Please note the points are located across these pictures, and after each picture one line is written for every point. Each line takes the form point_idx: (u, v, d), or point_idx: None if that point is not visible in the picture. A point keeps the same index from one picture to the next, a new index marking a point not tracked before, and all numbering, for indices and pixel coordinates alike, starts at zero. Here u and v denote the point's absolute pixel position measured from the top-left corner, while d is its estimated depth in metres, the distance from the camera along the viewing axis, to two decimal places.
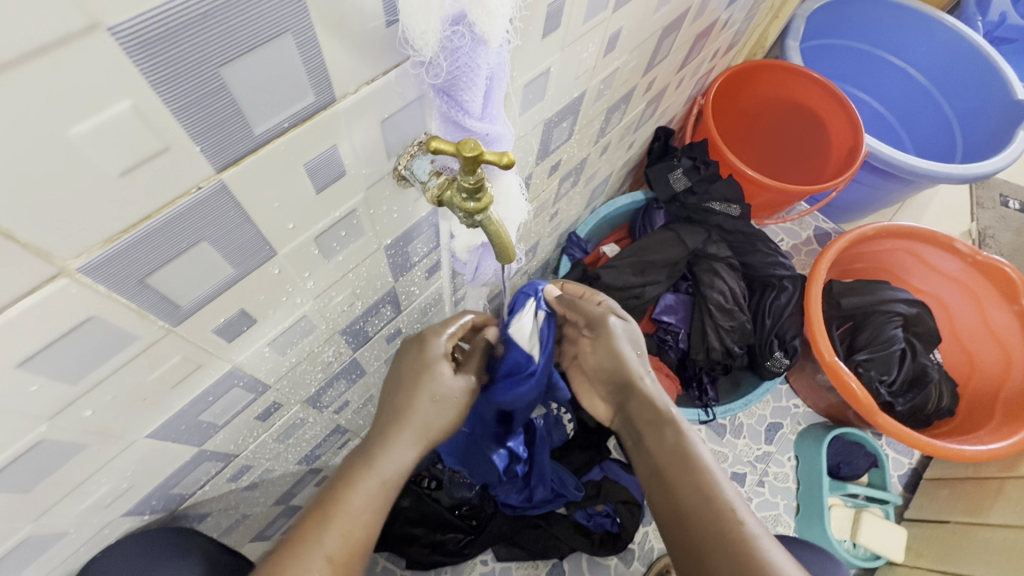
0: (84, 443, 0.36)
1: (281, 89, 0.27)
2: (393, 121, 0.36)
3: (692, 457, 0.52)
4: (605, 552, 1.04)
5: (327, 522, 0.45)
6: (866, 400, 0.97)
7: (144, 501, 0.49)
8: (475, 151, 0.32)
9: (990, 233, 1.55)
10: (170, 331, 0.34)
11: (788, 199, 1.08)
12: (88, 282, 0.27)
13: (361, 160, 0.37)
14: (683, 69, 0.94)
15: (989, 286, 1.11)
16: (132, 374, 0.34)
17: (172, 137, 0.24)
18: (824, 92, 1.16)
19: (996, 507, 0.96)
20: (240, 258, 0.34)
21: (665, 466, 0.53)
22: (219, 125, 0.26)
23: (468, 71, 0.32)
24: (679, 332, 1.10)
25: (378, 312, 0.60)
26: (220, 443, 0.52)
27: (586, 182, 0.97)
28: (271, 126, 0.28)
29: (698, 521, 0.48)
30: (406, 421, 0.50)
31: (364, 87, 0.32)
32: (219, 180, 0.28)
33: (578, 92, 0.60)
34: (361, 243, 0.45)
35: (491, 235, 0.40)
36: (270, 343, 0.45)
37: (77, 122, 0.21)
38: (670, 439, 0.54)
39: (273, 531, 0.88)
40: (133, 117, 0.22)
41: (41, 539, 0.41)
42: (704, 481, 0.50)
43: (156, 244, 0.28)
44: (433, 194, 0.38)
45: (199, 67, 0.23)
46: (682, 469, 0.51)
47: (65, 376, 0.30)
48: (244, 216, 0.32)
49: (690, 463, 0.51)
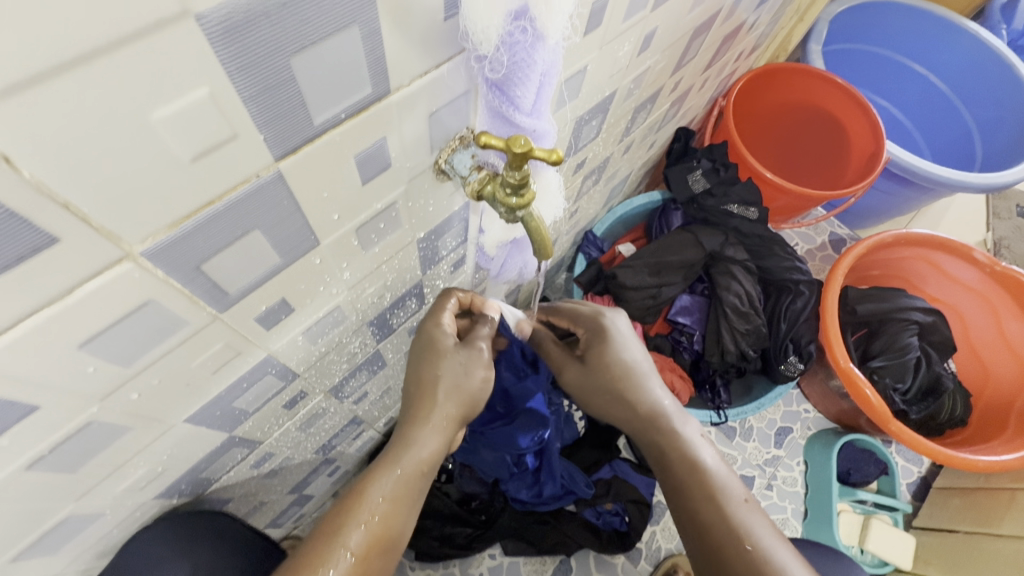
0: (128, 426, 0.37)
1: (344, 81, 0.27)
2: (440, 115, 0.37)
3: (703, 478, 0.52)
4: (614, 550, 1.04)
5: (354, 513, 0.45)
6: (881, 407, 0.96)
7: (174, 485, 0.50)
8: (525, 147, 0.33)
9: (1006, 243, 1.54)
10: (217, 318, 0.34)
11: (806, 204, 1.08)
12: (149, 266, 0.27)
13: (408, 153, 0.37)
14: (708, 70, 0.93)
15: (1007, 297, 1.11)
16: (179, 358, 0.35)
17: (240, 126, 0.25)
18: (845, 95, 1.15)
19: (1007, 520, 0.95)
20: (286, 247, 0.35)
21: (682, 494, 0.53)
22: (284, 115, 0.26)
23: (524, 67, 0.32)
24: (694, 334, 1.10)
25: (404, 304, 0.60)
26: (248, 430, 0.52)
27: (607, 181, 0.97)
28: (330, 117, 0.29)
29: (726, 553, 0.49)
30: (427, 413, 0.49)
31: (418, 79, 0.32)
32: (277, 169, 0.28)
33: (609, 91, 0.60)
34: (396, 236, 0.46)
35: (531, 231, 0.40)
36: (304, 332, 0.46)
37: (159, 108, 0.21)
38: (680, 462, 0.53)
39: (285, 519, 0.89)
40: (209, 104, 0.23)
41: (79, 520, 0.42)
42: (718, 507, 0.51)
43: (215, 230, 0.28)
44: (473, 188, 0.39)
45: (271, 57, 0.23)
46: (699, 497, 0.52)
47: (118, 359, 0.31)
48: (296, 205, 0.32)
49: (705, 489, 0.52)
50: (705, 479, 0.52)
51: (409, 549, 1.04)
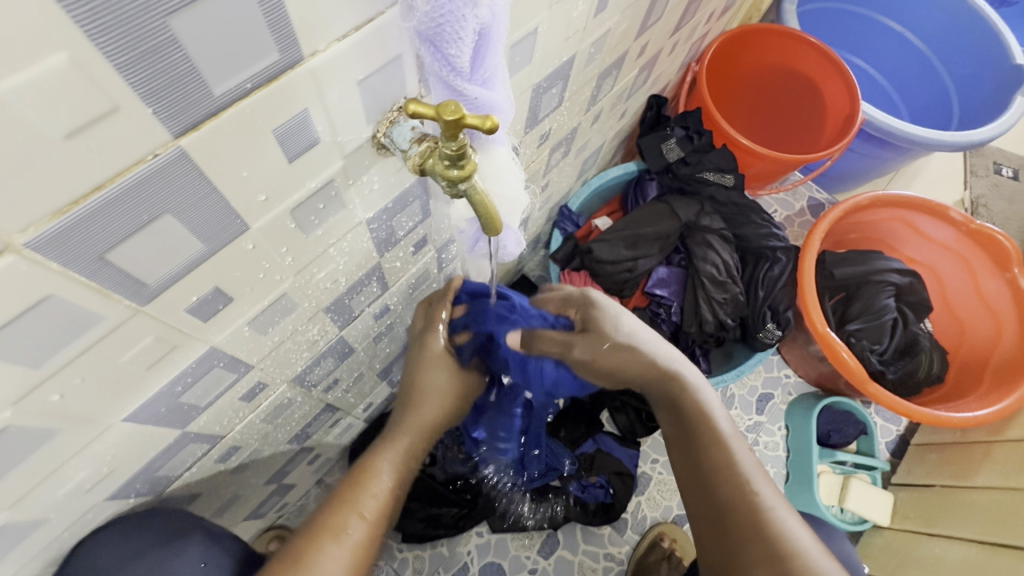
0: (55, 429, 0.35)
1: (240, 44, 0.25)
2: (370, 83, 0.34)
3: (715, 430, 0.58)
4: (598, 522, 1.06)
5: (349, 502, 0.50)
6: (858, 370, 0.97)
7: (128, 485, 0.48)
8: (455, 114, 0.30)
9: (983, 202, 1.55)
10: (139, 311, 0.32)
11: (782, 169, 1.06)
12: (39, 258, 0.25)
13: (338, 128, 0.35)
14: (678, 33, 0.90)
15: (982, 254, 1.11)
16: (101, 356, 0.33)
17: (120, 98, 0.22)
18: (821, 55, 1.12)
19: (983, 471, 0.97)
20: (209, 232, 0.32)
21: (721, 500, 0.54)
22: (174, 85, 0.24)
23: (454, 21, 0.30)
24: (672, 306, 1.08)
25: (365, 287, 0.58)
26: (204, 424, 0.50)
27: (577, 153, 0.94)
28: (232, 87, 0.26)
29: (732, 509, 0.53)
30: (413, 403, 0.60)
31: (335, 44, 0.29)
32: (178, 147, 0.26)
33: (568, 56, 0.58)
34: (340, 218, 0.43)
35: (477, 205, 0.38)
36: (250, 322, 0.44)
37: (6, 77, 0.19)
38: (731, 503, 0.53)
39: (265, 509, 0.89)
40: (71, 71, 0.20)
41: (22, 526, 0.40)
42: (724, 453, 0.56)
43: (114, 215, 0.26)
44: (414, 162, 0.36)
45: (142, 17, 0.21)
46: (740, 501, 0.53)
47: (25, 360, 0.29)
48: (211, 185, 0.30)
49: (746, 489, 0.54)
50: (721, 446, 0.57)
51: (395, 532, 1.04)
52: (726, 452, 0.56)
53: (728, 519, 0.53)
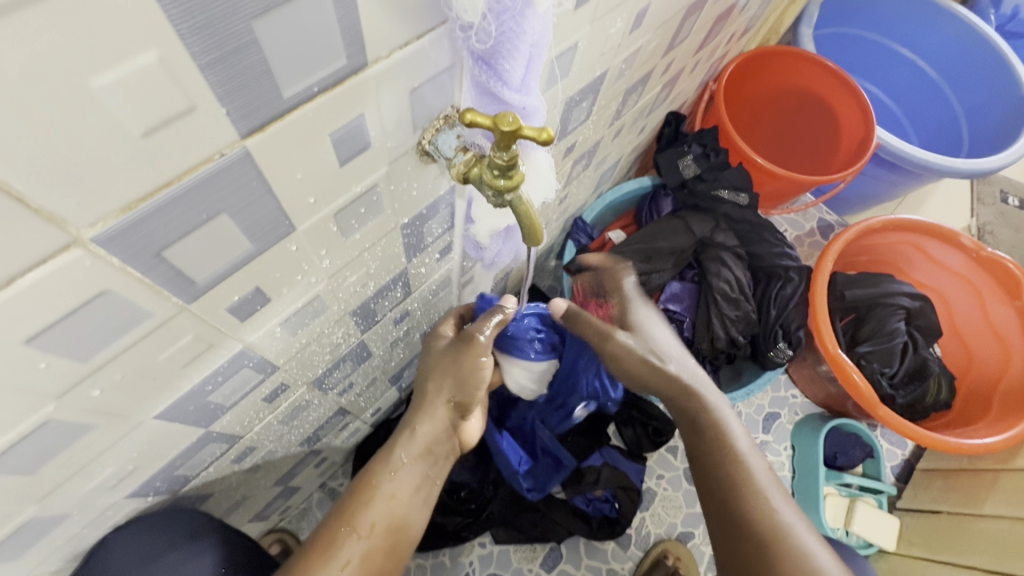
0: (90, 424, 0.34)
1: (313, 47, 0.25)
2: (422, 92, 0.34)
3: (729, 446, 0.57)
4: (603, 536, 1.04)
5: (364, 501, 0.49)
6: (868, 393, 0.97)
7: (148, 483, 0.47)
8: (513, 125, 0.31)
9: (989, 229, 1.56)
10: (184, 308, 0.32)
11: (796, 189, 1.07)
12: (101, 253, 0.25)
13: (388, 134, 0.35)
14: (700, 52, 0.91)
15: (992, 282, 1.12)
16: (143, 352, 0.33)
17: (198, 97, 0.22)
18: (836, 79, 1.14)
19: (991, 499, 0.97)
20: (258, 232, 0.32)
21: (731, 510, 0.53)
22: (248, 86, 0.24)
23: (513, 37, 0.31)
24: (684, 321, 1.07)
25: (389, 292, 0.58)
26: (226, 424, 0.50)
27: (597, 165, 0.95)
28: (300, 91, 0.26)
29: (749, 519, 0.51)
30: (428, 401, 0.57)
31: (397, 51, 0.30)
32: (243, 147, 0.26)
33: (601, 70, 0.58)
34: (378, 222, 0.43)
35: (520, 215, 0.38)
36: (282, 323, 0.43)
37: (101, 73, 0.19)
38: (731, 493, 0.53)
39: (269, 511, 0.88)
40: (158, 70, 0.20)
41: (46, 521, 0.40)
42: (742, 468, 0.55)
43: (177, 213, 0.26)
44: (459, 170, 0.37)
45: (230, 19, 0.21)
46: (750, 500, 0.53)
47: (74, 354, 0.29)
48: (267, 186, 0.30)
49: (761, 500, 0.52)
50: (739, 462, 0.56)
51: None
52: (743, 466, 0.55)
53: (725, 508, 0.54)
